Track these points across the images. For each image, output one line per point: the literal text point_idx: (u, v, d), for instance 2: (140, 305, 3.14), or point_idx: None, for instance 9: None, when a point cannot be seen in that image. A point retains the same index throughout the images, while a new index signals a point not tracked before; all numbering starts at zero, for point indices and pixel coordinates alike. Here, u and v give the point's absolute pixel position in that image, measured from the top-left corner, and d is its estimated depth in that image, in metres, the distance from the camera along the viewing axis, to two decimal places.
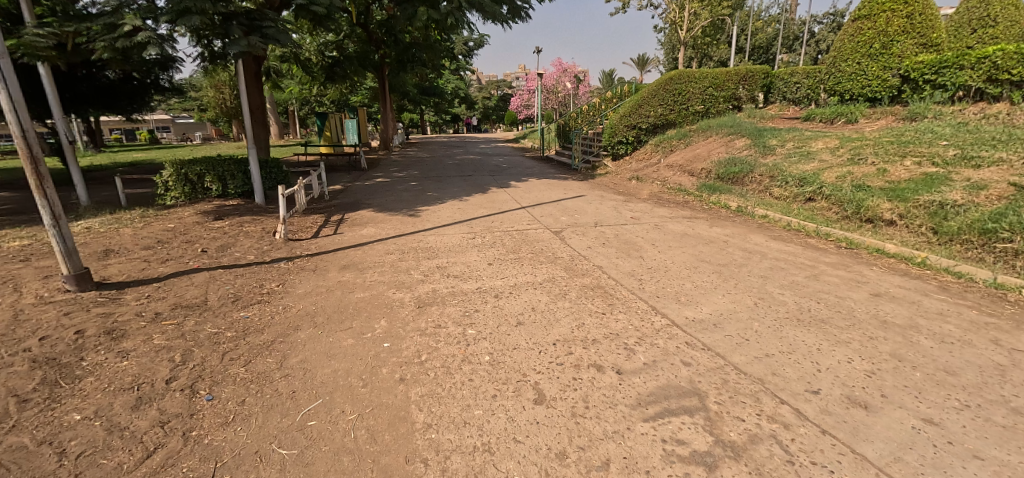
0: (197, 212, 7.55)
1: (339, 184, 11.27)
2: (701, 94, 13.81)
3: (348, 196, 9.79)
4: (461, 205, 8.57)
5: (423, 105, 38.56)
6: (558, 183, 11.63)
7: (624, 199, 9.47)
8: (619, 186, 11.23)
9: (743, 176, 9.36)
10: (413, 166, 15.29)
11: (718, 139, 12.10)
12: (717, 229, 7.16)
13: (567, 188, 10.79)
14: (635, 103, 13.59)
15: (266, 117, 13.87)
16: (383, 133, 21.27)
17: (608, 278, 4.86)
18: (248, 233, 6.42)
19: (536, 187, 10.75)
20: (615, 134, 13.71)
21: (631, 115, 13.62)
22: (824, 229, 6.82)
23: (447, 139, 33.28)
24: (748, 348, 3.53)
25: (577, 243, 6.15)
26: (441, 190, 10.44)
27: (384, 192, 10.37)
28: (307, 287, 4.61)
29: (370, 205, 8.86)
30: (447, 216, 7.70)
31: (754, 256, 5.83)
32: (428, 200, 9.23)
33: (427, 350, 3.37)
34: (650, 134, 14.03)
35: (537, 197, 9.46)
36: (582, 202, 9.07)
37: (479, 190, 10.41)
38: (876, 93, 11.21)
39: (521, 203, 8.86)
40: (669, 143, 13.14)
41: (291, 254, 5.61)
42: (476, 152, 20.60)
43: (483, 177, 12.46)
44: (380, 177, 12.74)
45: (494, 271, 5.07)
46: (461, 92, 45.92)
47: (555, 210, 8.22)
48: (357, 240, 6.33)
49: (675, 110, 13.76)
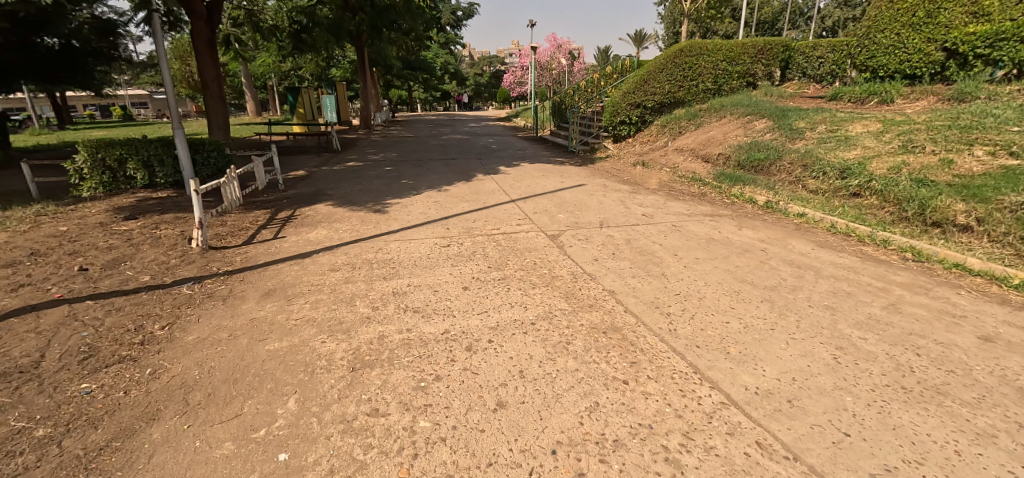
0: (110, 208, 6.11)
1: (302, 169, 9.81)
2: (713, 68, 12.28)
3: (309, 184, 8.34)
4: (438, 197, 7.18)
5: (410, 81, 36.49)
6: (553, 168, 10.26)
7: (630, 190, 8.15)
8: (624, 172, 9.90)
9: (769, 164, 8.03)
10: (393, 147, 13.76)
11: (734, 121, 10.68)
12: (748, 231, 5.88)
13: (564, 175, 9.41)
14: (640, 78, 12.09)
15: (224, 90, 12.25)
16: (364, 109, 19.22)
17: (625, 313, 3.56)
18: (159, 238, 5.02)
19: (528, 174, 9.37)
20: (618, 113, 12.23)
21: (635, 92, 12.10)
22: (882, 234, 5.55)
23: (436, 117, 31.50)
24: (855, 454, 2.26)
25: (579, 253, 4.82)
26: (419, 177, 9.01)
27: (353, 179, 8.95)
28: (205, 331, 3.27)
29: (331, 196, 7.44)
30: (420, 212, 6.33)
31: (805, 274, 4.56)
32: (401, 190, 7.82)
33: (345, 471, 2.06)
34: (656, 113, 12.55)
35: (531, 187, 8.11)
36: (582, 193, 7.73)
37: (463, 177, 9.02)
38: (916, 69, 9.89)
39: (511, 194, 7.50)
40: (676, 124, 11.71)
41: (204, 272, 4.24)
42: (464, 131, 19.02)
43: (470, 161, 11.05)
44: (352, 160, 11.25)
45: (468, 300, 3.73)
46: (451, 68, 43.76)
47: (552, 205, 6.89)
48: (299, 248, 4.95)
49: (685, 86, 12.21)
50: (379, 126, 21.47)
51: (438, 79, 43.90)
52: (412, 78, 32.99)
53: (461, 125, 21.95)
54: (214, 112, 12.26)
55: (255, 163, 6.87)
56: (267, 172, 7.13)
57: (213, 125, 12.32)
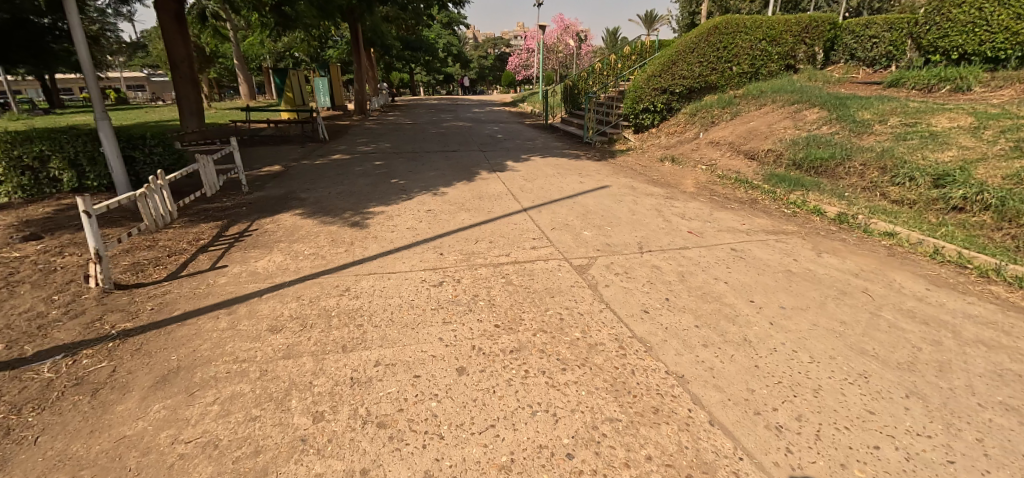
0: (17, 222, 4.82)
1: (278, 164, 8.47)
2: (751, 48, 10.67)
3: (280, 184, 7.02)
4: (433, 204, 5.85)
5: (411, 63, 34.75)
6: (570, 163, 8.86)
7: (665, 193, 6.77)
8: (651, 169, 8.49)
9: (835, 165, 6.60)
10: (388, 136, 12.35)
11: (779, 110, 9.16)
12: (831, 259, 4.54)
13: (584, 172, 8.02)
14: (668, 58, 10.46)
15: (195, 72, 10.80)
16: (358, 94, 17.68)
17: (712, 429, 2.25)
18: (54, 272, 3.73)
19: (541, 171, 8.00)
20: (641, 99, 10.63)
21: (662, 74, 10.47)
22: (1015, 269, 4.15)
23: (437, 101, 29.91)
24: None
25: (620, 297, 3.49)
26: (412, 174, 7.66)
27: (334, 176, 7.60)
28: (35, 471, 1.99)
29: (302, 200, 6.12)
30: (407, 226, 5.00)
31: (942, 336, 3.23)
32: (390, 192, 6.49)
33: None
34: (684, 100, 10.99)
35: (546, 188, 6.76)
36: (609, 198, 6.36)
37: (464, 174, 7.67)
38: (1000, 52, 8.34)
39: (522, 198, 6.14)
40: (708, 112, 10.21)
41: (89, 336, 2.96)
42: (466, 118, 17.52)
43: (473, 153, 9.68)
44: (338, 151, 9.89)
45: (464, 395, 2.41)
46: (454, 49, 41.83)
47: (574, 214, 5.53)
48: (239, 286, 3.65)
49: (719, 69, 10.60)
50: (376, 111, 19.95)
51: (441, 61, 41.99)
52: (414, 60, 31.25)
53: (464, 110, 20.43)
54: (186, 96, 10.86)
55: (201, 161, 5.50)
56: (219, 173, 5.77)
57: (185, 111, 10.94)
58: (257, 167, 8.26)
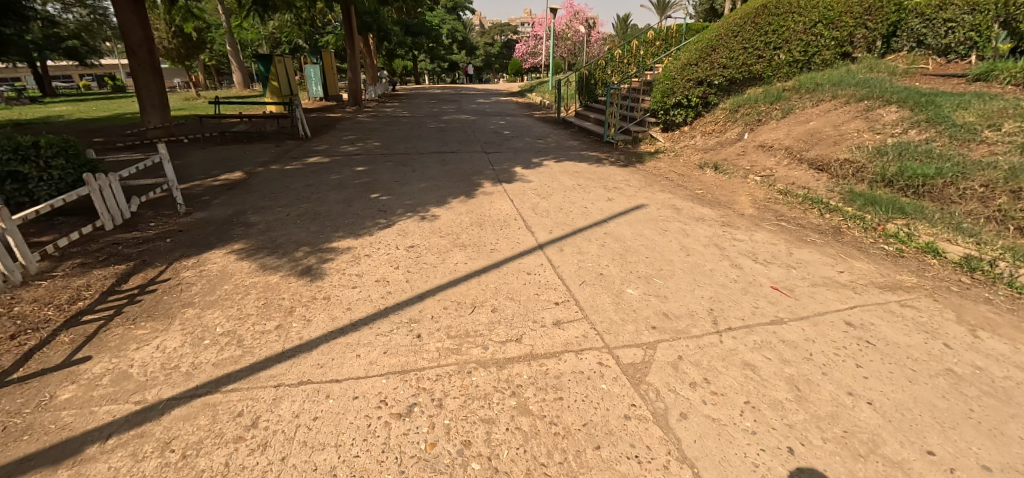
0: None
1: (240, 170, 7.03)
2: (804, 33, 8.76)
3: (231, 200, 5.59)
4: (417, 234, 4.40)
5: (413, 51, 33.03)
6: (592, 169, 7.36)
7: (720, 216, 5.26)
8: (690, 178, 6.96)
9: (945, 184, 5.04)
10: (380, 131, 10.84)
11: (844, 107, 7.53)
12: (997, 344, 3.04)
13: (610, 182, 6.52)
14: (706, 44, 8.86)
15: (156, 58, 9.34)
16: (352, 82, 16.13)
17: None
18: None
19: (557, 181, 6.51)
20: (672, 92, 8.99)
21: (698, 63, 8.82)
22: None
23: (440, 90, 28.18)
24: None
25: (712, 449, 2.04)
26: (399, 184, 6.18)
27: (302, 186, 6.14)
28: None
29: (248, 226, 4.68)
30: (375, 275, 3.55)
31: None
32: (364, 214, 5.03)
33: None
34: (722, 93, 9.36)
35: (565, 208, 5.26)
36: (649, 224, 4.86)
37: (462, 185, 6.19)
38: None
39: (535, 225, 4.66)
40: (753, 108, 8.59)
41: None
42: (470, 110, 15.90)
43: (476, 154, 8.17)
44: (318, 151, 8.44)
45: None
46: (459, 36, 39.96)
47: (607, 253, 4.05)
48: (82, 413, 2.25)
49: (766, 57, 8.93)
50: (372, 101, 18.37)
51: (445, 47, 40.12)
52: (416, 46, 29.45)
53: (468, 101, 18.77)
54: (145, 86, 9.37)
55: (91, 184, 4.11)
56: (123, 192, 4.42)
57: (146, 104, 9.47)
58: (213, 174, 6.84)
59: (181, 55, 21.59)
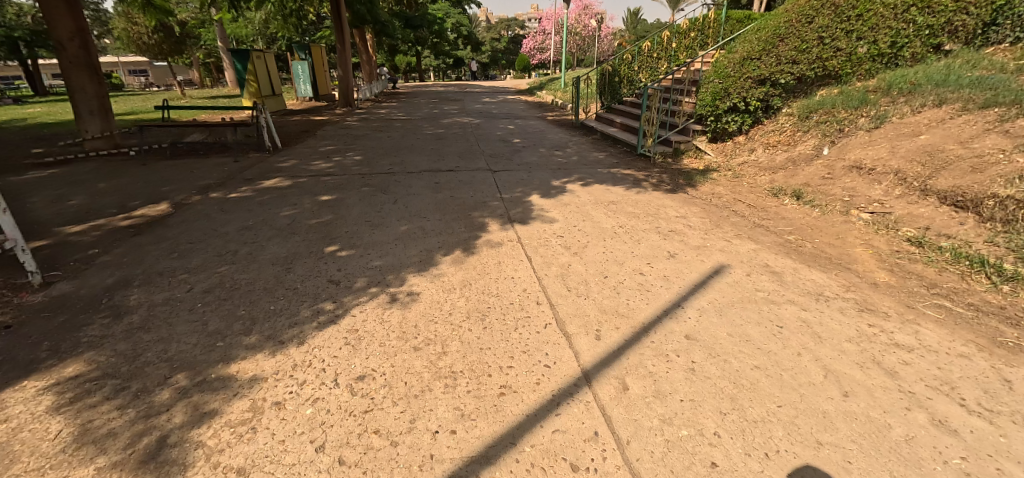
0: None
1: (168, 199, 5.34)
2: (896, 17, 6.45)
3: (126, 255, 3.90)
4: (374, 342, 2.62)
5: (414, 46, 31.23)
6: (632, 195, 5.56)
7: (846, 291, 3.45)
8: (766, 211, 5.15)
9: None
10: (367, 139, 9.06)
11: (963, 115, 5.42)
12: None
13: (663, 221, 4.70)
14: (772, 33, 7.05)
15: (91, 53, 7.68)
16: (343, 80, 14.41)
17: None
18: None
19: (591, 217, 4.70)
20: (727, 93, 7.12)
21: (762, 56, 6.93)
22: None
23: (443, 88, 26.31)
24: None
25: None
26: (370, 225, 4.42)
27: (235, 226, 4.42)
28: None
29: (115, 315, 2.98)
30: (270, 475, 1.81)
31: None
32: (303, 285, 3.28)
33: None
34: (787, 95, 7.45)
35: (609, 274, 3.46)
36: (748, 310, 3.06)
37: (457, 226, 4.42)
38: None
39: (570, 317, 2.87)
40: (831, 116, 6.65)
41: None
42: (474, 111, 14.04)
43: (479, 173, 6.39)
44: (281, 168, 6.70)
45: None
46: (463, 30, 38.04)
47: (706, 394, 2.26)
48: None
49: (844, 48, 6.83)
50: (366, 100, 16.59)
51: (448, 43, 38.32)
52: (418, 41, 27.59)
53: (471, 101, 16.87)
54: (82, 89, 7.65)
55: None
56: None
57: (85, 111, 7.76)
58: (131, 205, 5.16)
59: (163, 52, 19.70)
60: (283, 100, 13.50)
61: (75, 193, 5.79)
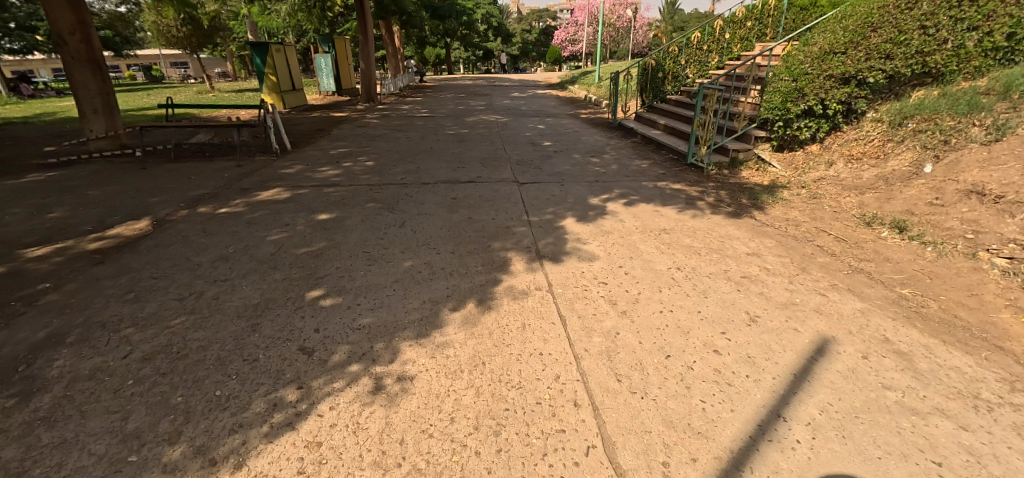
0: None
1: (152, 214, 4.73)
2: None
3: (76, 293, 3.25)
4: (337, 473, 1.81)
5: (443, 39, 30.49)
6: (686, 221, 4.58)
7: (1015, 391, 2.41)
8: (859, 248, 4.10)
9: None
10: (383, 141, 8.32)
11: None
12: None
13: (732, 262, 3.72)
14: (863, 21, 5.81)
15: (93, 46, 7.20)
16: (365, 76, 13.78)
17: None
18: None
19: (639, 254, 3.76)
20: (800, 92, 5.94)
21: (848, 49, 5.75)
22: None
23: (471, 81, 25.48)
24: None
25: None
26: (367, 257, 3.62)
27: (210, 256, 3.72)
28: None
29: (23, 393, 2.30)
30: None
31: None
32: (265, 355, 2.50)
33: None
34: (874, 97, 6.21)
35: (672, 353, 2.53)
36: (886, 430, 2.08)
37: (472, 261, 3.56)
38: None
39: (624, 437, 1.97)
40: (933, 124, 5.35)
41: None
42: (501, 107, 13.17)
43: (503, 185, 5.51)
44: (284, 175, 6.02)
45: None
46: (493, 21, 36.97)
47: None
48: None
49: (951, 40, 5.40)
50: (390, 95, 15.94)
51: (478, 35, 37.38)
52: (447, 33, 26.82)
53: (500, 96, 15.97)
54: (84, 85, 7.20)
55: None
56: None
57: (87, 108, 7.31)
58: (109, 222, 4.57)
59: (192, 45, 19.63)
60: (304, 95, 12.99)
61: (60, 203, 5.28)
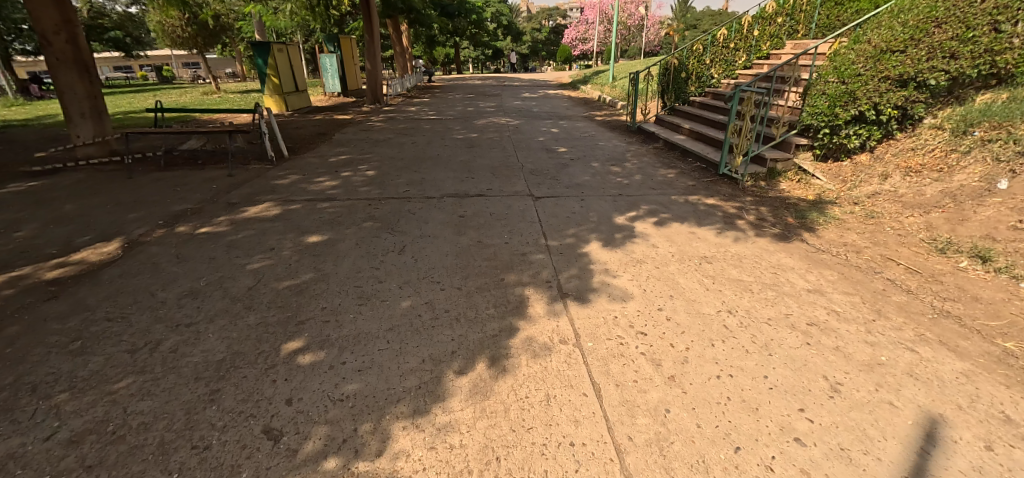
0: None
1: (125, 233, 4.24)
2: None
3: (15, 339, 2.75)
4: None
5: (452, 38, 29.95)
6: (728, 245, 3.97)
7: None
8: (937, 283, 3.47)
9: None
10: (387, 146, 7.79)
11: None
12: None
13: (791, 303, 3.11)
14: (927, 13, 5.00)
15: (79, 47, 6.77)
16: (371, 76, 13.31)
17: None
18: None
19: (680, 291, 3.17)
20: (850, 96, 5.23)
21: (908, 46, 4.98)
22: None
23: (481, 81, 24.94)
24: None
25: None
26: (359, 295, 3.07)
27: (178, 291, 3.21)
28: None
29: None
30: None
31: None
32: (219, 440, 1.96)
33: None
34: (934, 101, 5.46)
35: (741, 445, 1.95)
36: None
37: (482, 300, 2.99)
38: None
39: None
40: (1004, 132, 4.62)
41: None
42: (512, 109, 12.61)
43: (517, 199, 4.94)
44: (276, 187, 5.51)
45: None
46: (503, 20, 36.38)
47: None
48: None
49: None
50: (397, 96, 15.44)
51: (488, 34, 36.81)
52: (457, 32, 26.28)
53: (510, 97, 15.39)
54: (70, 88, 6.77)
55: None
56: None
57: (74, 113, 6.88)
58: (77, 243, 4.09)
59: (198, 45, 19.32)
60: (308, 96, 12.54)
61: (32, 219, 4.83)
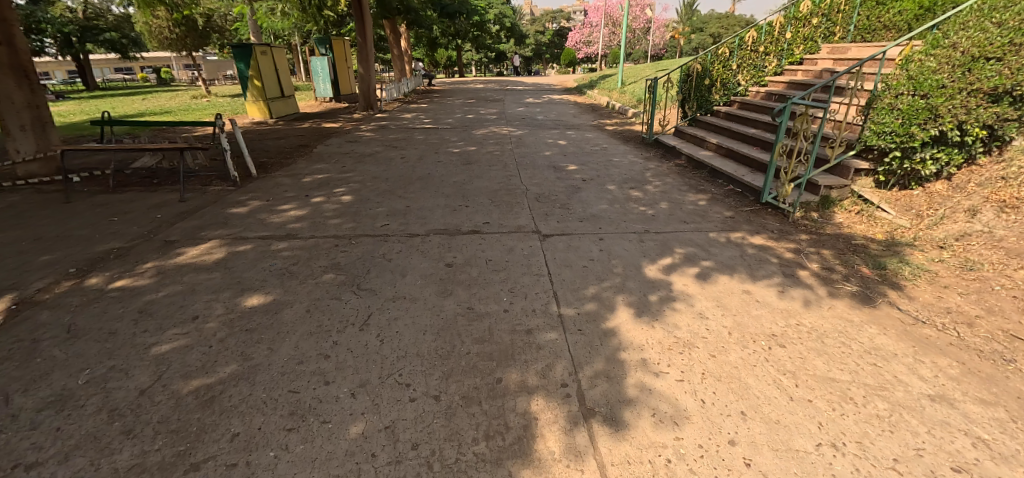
0: None
1: (20, 288, 3.31)
2: None
3: None
4: None
5: (454, 40, 29.07)
6: (798, 314, 3.01)
7: None
8: None
9: None
10: (373, 161, 6.85)
11: None
12: None
13: (917, 428, 2.15)
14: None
15: (16, 50, 5.88)
16: (364, 81, 12.42)
17: None
18: None
19: (753, 404, 2.21)
20: (927, 113, 4.21)
21: (1008, 52, 3.94)
22: None
23: (482, 84, 24.01)
24: None
25: None
26: (290, 410, 2.12)
27: (43, 396, 2.27)
28: None
29: None
30: None
31: None
32: None
33: None
34: None
35: None
36: None
37: (467, 424, 2.03)
38: None
39: None
40: None
41: None
42: (515, 116, 11.68)
43: (520, 239, 3.99)
44: (231, 216, 4.58)
45: None
46: (507, 21, 35.34)
47: None
48: None
49: None
50: (393, 101, 14.54)
51: (490, 37, 35.93)
52: (457, 34, 25.34)
53: (513, 102, 14.47)
54: (5, 98, 5.88)
55: None
56: None
57: (11, 126, 5.98)
58: None
59: (187, 46, 18.49)
60: (295, 102, 11.65)
61: None
